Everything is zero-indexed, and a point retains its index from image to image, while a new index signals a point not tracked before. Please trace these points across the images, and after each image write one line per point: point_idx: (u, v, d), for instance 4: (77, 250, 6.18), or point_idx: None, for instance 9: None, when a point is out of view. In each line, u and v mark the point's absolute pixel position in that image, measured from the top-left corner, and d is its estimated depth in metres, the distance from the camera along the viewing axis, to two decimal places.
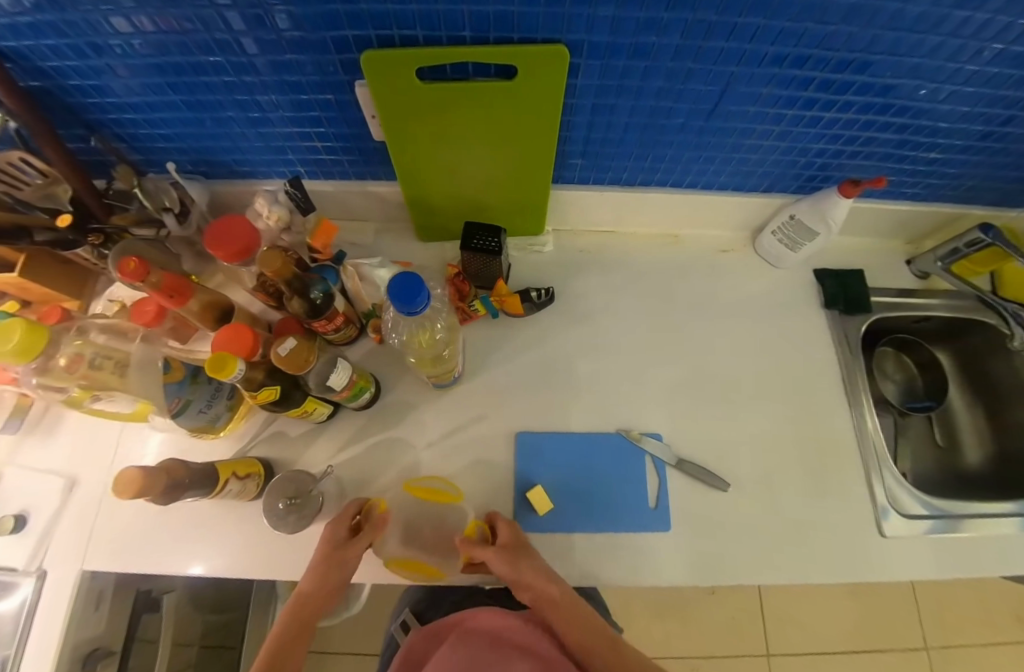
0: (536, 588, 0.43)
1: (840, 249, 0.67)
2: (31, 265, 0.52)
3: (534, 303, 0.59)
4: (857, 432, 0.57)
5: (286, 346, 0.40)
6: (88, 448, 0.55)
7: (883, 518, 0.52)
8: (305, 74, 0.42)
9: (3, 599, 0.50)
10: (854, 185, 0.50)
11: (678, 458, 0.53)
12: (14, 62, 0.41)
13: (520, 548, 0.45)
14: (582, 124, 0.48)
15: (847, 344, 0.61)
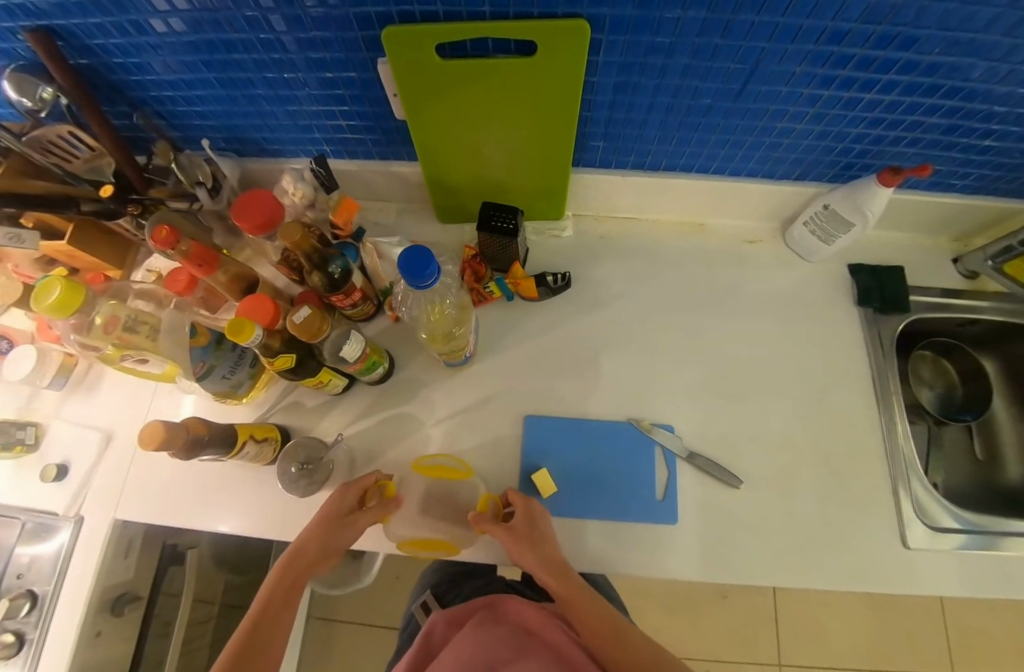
0: (543, 570, 0.43)
1: (879, 244, 0.63)
2: (79, 235, 0.57)
3: (549, 287, 0.59)
4: (886, 439, 0.54)
5: (301, 314, 0.41)
6: (124, 407, 0.59)
7: (906, 528, 0.50)
8: (329, 51, 0.43)
9: (44, 541, 0.54)
10: (895, 174, 0.46)
11: (689, 451, 0.52)
12: (65, 39, 0.45)
13: (532, 534, 0.44)
14: (603, 104, 0.47)
15: (880, 344, 0.58)
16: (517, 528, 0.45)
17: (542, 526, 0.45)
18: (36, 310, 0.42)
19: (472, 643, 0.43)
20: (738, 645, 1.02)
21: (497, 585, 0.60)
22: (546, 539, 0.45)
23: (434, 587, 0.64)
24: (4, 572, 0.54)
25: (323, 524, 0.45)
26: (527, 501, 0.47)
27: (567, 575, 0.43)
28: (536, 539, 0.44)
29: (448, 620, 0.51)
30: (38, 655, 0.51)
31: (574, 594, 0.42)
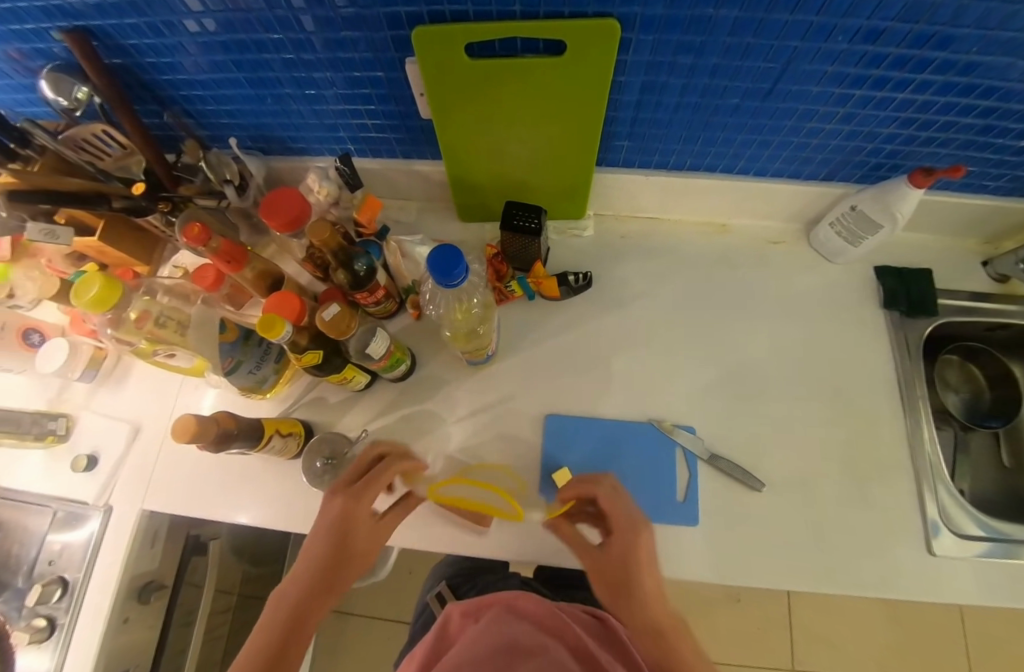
0: (637, 608, 0.40)
1: (906, 246, 0.62)
2: (110, 231, 0.58)
3: (571, 287, 0.59)
4: (911, 445, 0.53)
5: (330, 312, 0.42)
6: (151, 400, 0.60)
7: (932, 535, 0.49)
8: (358, 51, 0.43)
9: (74, 529, 0.55)
10: (927, 174, 0.45)
11: (711, 453, 0.51)
12: (100, 39, 0.46)
13: (619, 573, 0.42)
14: (629, 103, 0.47)
15: (907, 349, 0.57)
16: (614, 557, 0.43)
17: (648, 558, 0.42)
18: (76, 303, 0.44)
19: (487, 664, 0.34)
20: (751, 649, 1.02)
21: (513, 582, 0.60)
22: (646, 576, 0.42)
23: (449, 580, 0.65)
24: (36, 558, 0.56)
25: (337, 533, 0.42)
26: (629, 522, 0.43)
27: (664, 624, 0.39)
28: (635, 574, 0.41)
29: (463, 612, 0.43)
30: (67, 640, 0.52)
31: (668, 623, 0.39)
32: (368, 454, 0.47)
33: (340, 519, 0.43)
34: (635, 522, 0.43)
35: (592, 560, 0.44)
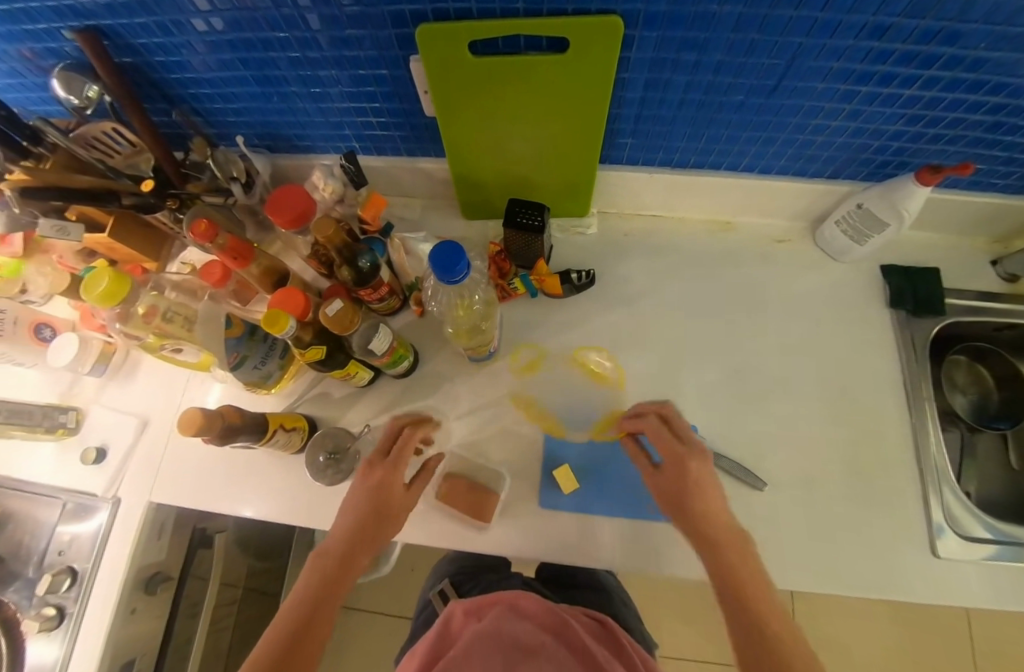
0: (693, 523, 0.40)
1: (913, 245, 0.61)
2: (120, 228, 0.59)
3: (574, 285, 0.59)
4: (917, 447, 0.52)
5: (333, 307, 0.43)
6: (159, 394, 0.61)
7: (937, 537, 0.48)
8: (362, 49, 0.44)
9: (83, 520, 0.56)
10: (934, 171, 0.45)
11: (713, 451, 0.51)
12: (110, 39, 0.47)
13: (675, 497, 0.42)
14: (633, 101, 0.47)
15: (913, 349, 0.56)
16: (670, 479, 0.42)
17: (708, 485, 0.41)
18: (82, 296, 0.44)
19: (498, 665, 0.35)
20: None
21: (514, 580, 0.60)
22: (706, 501, 0.40)
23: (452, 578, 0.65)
24: (47, 549, 0.57)
25: (369, 507, 0.42)
26: (684, 448, 0.43)
27: (720, 539, 0.39)
28: (694, 497, 0.41)
29: (466, 609, 0.43)
30: (76, 629, 0.53)
31: (724, 536, 0.39)
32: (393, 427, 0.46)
33: (373, 493, 0.42)
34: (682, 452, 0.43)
35: (653, 485, 0.44)
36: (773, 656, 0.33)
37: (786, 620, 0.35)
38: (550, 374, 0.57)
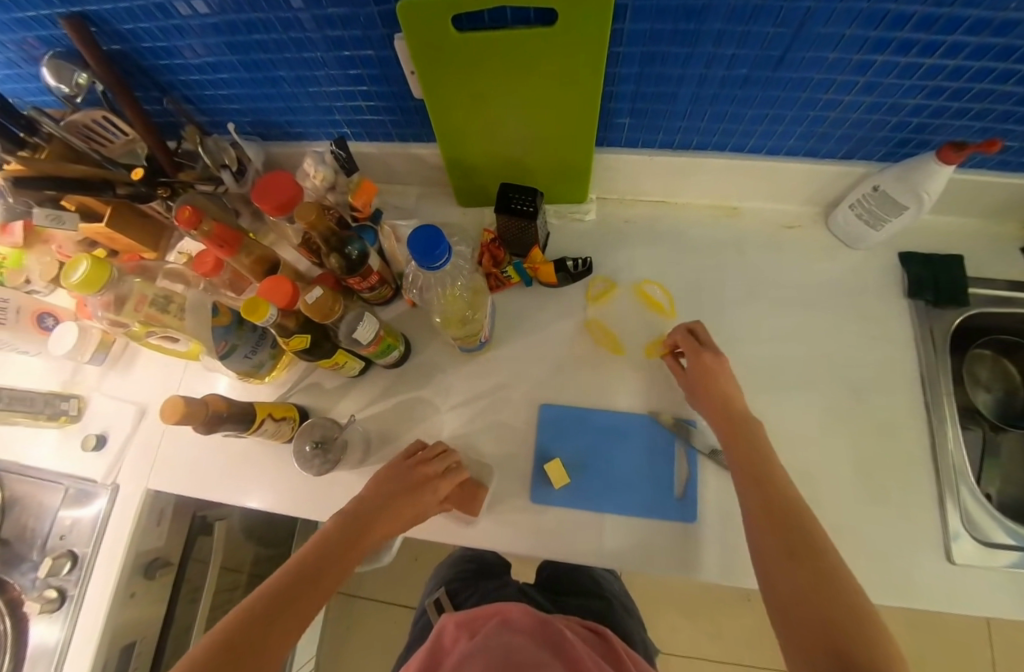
0: (715, 407, 0.44)
1: (935, 231, 0.57)
2: (117, 217, 0.59)
3: (569, 273, 0.57)
4: (933, 446, 0.49)
5: (313, 295, 0.42)
6: (156, 383, 0.62)
7: (952, 543, 0.45)
8: (346, 29, 0.42)
9: (85, 505, 0.58)
10: (957, 150, 0.41)
11: (713, 448, 0.49)
12: (98, 25, 0.46)
13: (697, 383, 0.46)
14: (630, 78, 0.45)
15: (932, 342, 0.53)
16: (692, 373, 0.46)
17: (722, 378, 0.45)
18: (65, 286, 0.45)
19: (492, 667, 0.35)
20: (760, 650, 0.99)
21: (510, 592, 0.59)
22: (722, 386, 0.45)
23: (447, 587, 0.64)
24: (49, 532, 0.58)
25: (402, 491, 0.45)
26: (700, 346, 0.47)
27: (735, 420, 0.42)
28: (712, 386, 0.45)
29: (458, 622, 0.44)
30: (77, 610, 0.54)
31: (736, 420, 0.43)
32: (439, 445, 0.49)
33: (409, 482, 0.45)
34: (701, 354, 0.46)
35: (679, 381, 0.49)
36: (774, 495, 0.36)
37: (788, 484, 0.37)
38: (615, 301, 0.58)
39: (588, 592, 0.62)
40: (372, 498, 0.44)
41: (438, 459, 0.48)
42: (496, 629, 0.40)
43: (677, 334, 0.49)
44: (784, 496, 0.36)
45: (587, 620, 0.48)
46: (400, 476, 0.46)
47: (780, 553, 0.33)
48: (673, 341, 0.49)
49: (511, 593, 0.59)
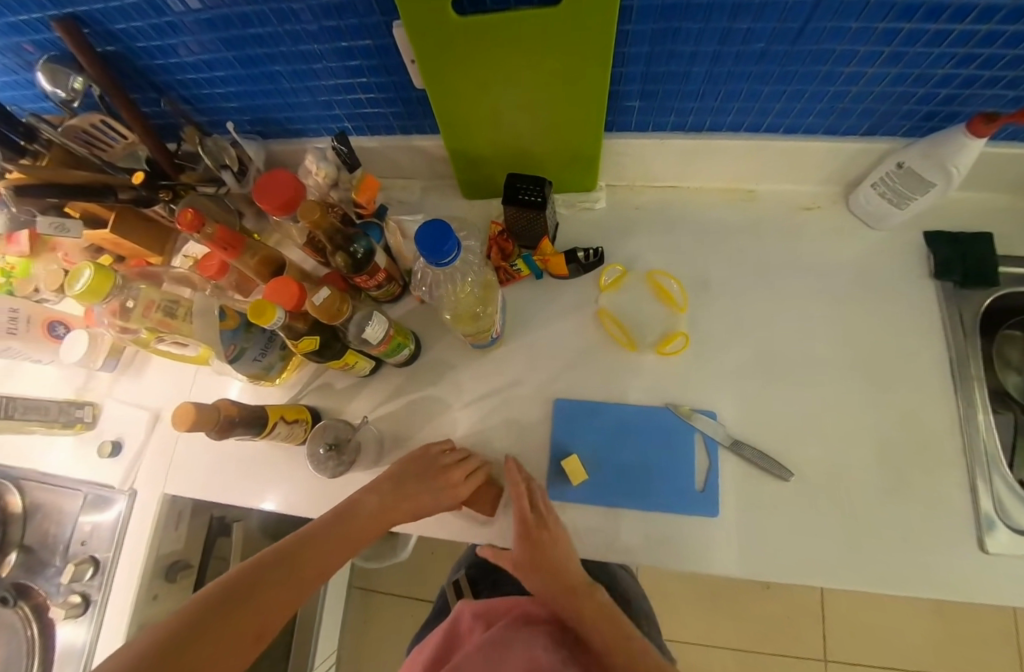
0: (564, 585, 0.43)
1: (962, 207, 0.55)
2: (121, 222, 0.58)
3: (581, 264, 0.55)
4: (963, 431, 0.47)
5: (321, 295, 0.40)
6: (168, 388, 0.62)
7: (986, 531, 0.43)
8: (342, 18, 0.41)
9: (105, 510, 0.58)
10: (989, 120, 0.39)
11: (733, 439, 0.48)
12: (90, 26, 0.45)
13: (538, 557, 0.43)
14: (639, 57, 0.42)
15: (960, 325, 0.51)
16: (526, 552, 0.43)
17: (556, 553, 0.43)
18: (69, 296, 0.45)
19: (515, 650, 0.38)
20: (780, 639, 0.99)
21: (528, 586, 0.58)
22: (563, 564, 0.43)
23: (470, 569, 0.65)
24: (71, 538, 0.60)
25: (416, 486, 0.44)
26: (527, 512, 0.45)
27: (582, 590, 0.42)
28: (547, 565, 0.43)
29: (474, 611, 0.48)
30: (102, 614, 0.55)
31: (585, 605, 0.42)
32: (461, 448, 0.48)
33: (429, 479, 0.45)
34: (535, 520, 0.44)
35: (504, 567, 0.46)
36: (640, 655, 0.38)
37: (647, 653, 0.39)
38: (627, 291, 0.57)
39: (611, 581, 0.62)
40: (391, 489, 0.44)
41: (462, 463, 0.47)
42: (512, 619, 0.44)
43: (514, 505, 0.45)
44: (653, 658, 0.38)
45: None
46: (420, 471, 0.45)
47: None
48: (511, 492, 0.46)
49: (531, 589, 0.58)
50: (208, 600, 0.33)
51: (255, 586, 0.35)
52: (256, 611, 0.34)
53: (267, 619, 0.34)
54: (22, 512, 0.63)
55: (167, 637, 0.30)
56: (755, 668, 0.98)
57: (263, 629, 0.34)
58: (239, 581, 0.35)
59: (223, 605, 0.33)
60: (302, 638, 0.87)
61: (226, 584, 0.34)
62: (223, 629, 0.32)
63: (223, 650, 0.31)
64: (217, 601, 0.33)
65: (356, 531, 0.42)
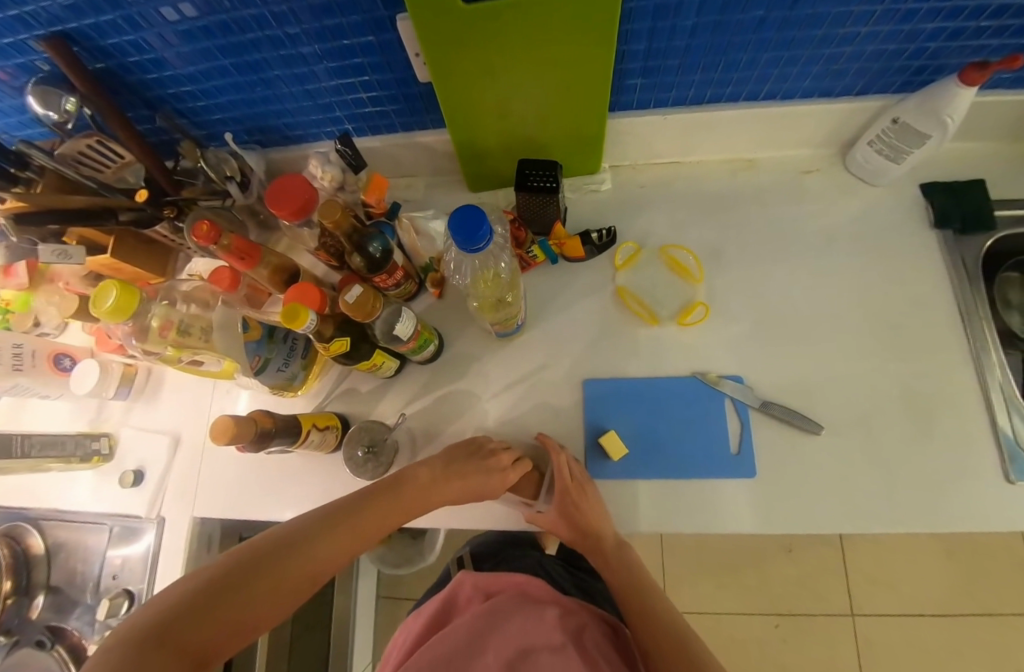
0: (597, 543, 0.49)
1: (952, 157, 0.57)
2: (122, 247, 0.56)
3: (595, 245, 0.56)
4: (980, 371, 0.49)
5: (353, 294, 0.40)
6: (186, 411, 0.60)
7: (1013, 464, 0.44)
8: (345, 15, 0.40)
9: (134, 542, 0.57)
10: (981, 69, 0.40)
11: (762, 400, 0.49)
12: (79, 43, 0.43)
13: (576, 518, 0.47)
14: (642, 33, 0.42)
15: (963, 270, 0.53)
16: (568, 510, 0.46)
17: (593, 517, 0.46)
18: (95, 312, 0.45)
19: (510, 628, 0.40)
20: (808, 598, 1.00)
21: (528, 564, 0.58)
22: (590, 524, 0.47)
23: (474, 546, 0.66)
24: (101, 573, 0.58)
25: (462, 473, 0.44)
26: (570, 482, 0.46)
27: (615, 546, 0.48)
28: (583, 523, 0.47)
29: (475, 583, 0.49)
30: None
31: (614, 557, 0.49)
32: (500, 442, 0.48)
33: (477, 463, 0.45)
34: (580, 485, 0.46)
35: (536, 526, 0.49)
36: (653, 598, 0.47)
37: (661, 600, 0.47)
38: (642, 268, 0.58)
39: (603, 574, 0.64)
40: (442, 466, 0.44)
41: (507, 449, 0.47)
42: (514, 598, 0.45)
43: (555, 474, 0.47)
44: (663, 603, 0.46)
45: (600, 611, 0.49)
46: (469, 452, 0.46)
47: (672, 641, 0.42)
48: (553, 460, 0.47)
49: (531, 567, 0.58)
50: (262, 545, 0.33)
51: (302, 540, 0.34)
52: (300, 565, 0.33)
53: (315, 573, 0.35)
54: (46, 553, 0.61)
55: (223, 572, 0.30)
56: (787, 629, 1.00)
57: (308, 583, 0.34)
58: (287, 533, 0.34)
59: (269, 555, 0.33)
60: (339, 653, 0.86)
61: (281, 531, 0.35)
62: (268, 578, 0.32)
63: (264, 597, 0.31)
64: (265, 550, 0.33)
65: (409, 503, 0.42)
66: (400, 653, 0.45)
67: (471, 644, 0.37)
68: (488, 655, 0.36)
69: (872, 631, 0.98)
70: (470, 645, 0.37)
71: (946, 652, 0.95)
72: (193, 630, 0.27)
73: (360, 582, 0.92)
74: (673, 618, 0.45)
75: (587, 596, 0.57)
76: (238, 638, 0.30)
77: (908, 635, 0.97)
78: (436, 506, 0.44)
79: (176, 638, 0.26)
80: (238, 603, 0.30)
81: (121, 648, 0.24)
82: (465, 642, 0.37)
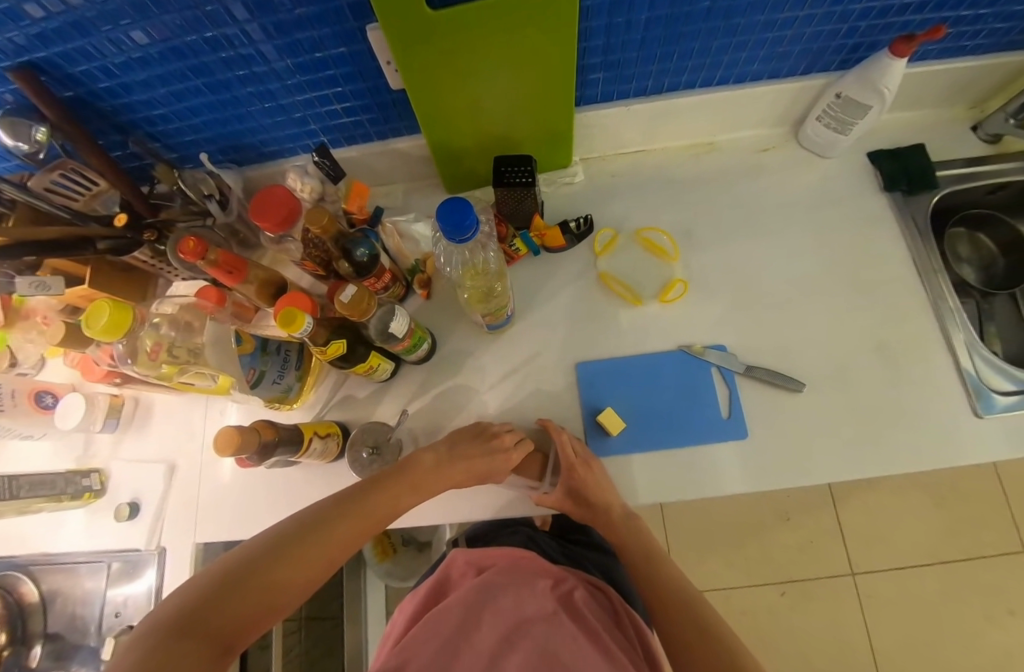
0: (604, 516, 0.50)
1: (892, 126, 0.62)
2: (99, 276, 0.55)
3: (575, 234, 0.59)
4: (940, 318, 0.52)
5: (348, 293, 0.41)
6: (179, 436, 0.59)
7: (979, 400, 0.48)
8: (316, 28, 0.41)
9: (134, 576, 0.55)
10: (909, 40, 0.44)
11: (746, 365, 0.51)
12: (47, 73, 0.43)
13: (583, 493, 0.48)
14: (600, 30, 0.45)
15: (915, 228, 0.57)
16: (577, 487, 0.48)
17: (599, 492, 0.47)
18: (87, 332, 0.45)
19: (505, 599, 0.40)
20: (809, 564, 1.03)
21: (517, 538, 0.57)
22: (596, 498, 0.48)
23: (468, 529, 0.65)
24: (101, 614, 0.56)
25: (468, 457, 0.45)
26: (575, 459, 0.47)
27: (622, 519, 0.50)
28: (592, 498, 0.48)
29: (468, 557, 0.50)
30: None
31: (624, 530, 0.50)
32: (503, 424, 0.50)
33: (483, 444, 0.46)
34: (585, 460, 0.48)
35: (545, 508, 0.50)
36: (662, 568, 0.48)
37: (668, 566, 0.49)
38: (621, 252, 0.60)
39: (605, 550, 0.63)
40: (447, 449, 0.45)
41: (510, 430, 0.48)
42: (505, 572, 0.45)
43: (560, 454, 0.48)
44: (670, 571, 0.48)
45: (592, 576, 0.50)
46: (473, 435, 0.47)
47: (679, 601, 0.44)
48: (556, 437, 0.49)
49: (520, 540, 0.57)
50: (276, 535, 0.34)
51: (313, 528, 0.35)
52: (313, 552, 0.34)
53: (328, 559, 0.35)
54: (39, 600, 0.59)
55: (242, 562, 0.31)
56: (793, 596, 1.02)
57: (321, 569, 0.35)
58: (299, 522, 0.36)
59: (284, 543, 0.34)
60: None
61: (294, 521, 0.36)
62: (284, 566, 0.33)
63: (282, 582, 0.32)
64: (278, 540, 0.34)
65: (413, 490, 0.43)
66: (395, 630, 0.45)
67: (465, 618, 0.37)
68: (483, 629, 0.36)
69: (873, 587, 1.01)
70: (465, 620, 0.37)
71: (943, 597, 0.99)
72: (218, 616, 0.28)
73: (368, 599, 0.90)
74: (678, 582, 0.46)
75: (576, 563, 0.58)
76: (268, 620, 0.31)
77: (906, 586, 1.00)
78: (443, 489, 0.45)
79: (203, 621, 0.27)
80: (258, 589, 0.31)
81: (156, 634, 0.25)
82: (461, 617, 0.38)
